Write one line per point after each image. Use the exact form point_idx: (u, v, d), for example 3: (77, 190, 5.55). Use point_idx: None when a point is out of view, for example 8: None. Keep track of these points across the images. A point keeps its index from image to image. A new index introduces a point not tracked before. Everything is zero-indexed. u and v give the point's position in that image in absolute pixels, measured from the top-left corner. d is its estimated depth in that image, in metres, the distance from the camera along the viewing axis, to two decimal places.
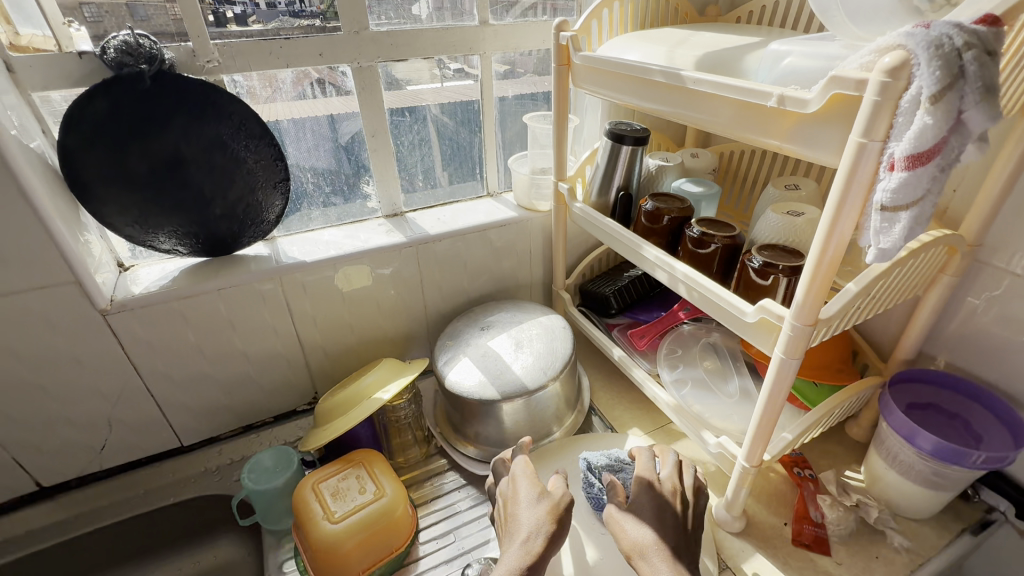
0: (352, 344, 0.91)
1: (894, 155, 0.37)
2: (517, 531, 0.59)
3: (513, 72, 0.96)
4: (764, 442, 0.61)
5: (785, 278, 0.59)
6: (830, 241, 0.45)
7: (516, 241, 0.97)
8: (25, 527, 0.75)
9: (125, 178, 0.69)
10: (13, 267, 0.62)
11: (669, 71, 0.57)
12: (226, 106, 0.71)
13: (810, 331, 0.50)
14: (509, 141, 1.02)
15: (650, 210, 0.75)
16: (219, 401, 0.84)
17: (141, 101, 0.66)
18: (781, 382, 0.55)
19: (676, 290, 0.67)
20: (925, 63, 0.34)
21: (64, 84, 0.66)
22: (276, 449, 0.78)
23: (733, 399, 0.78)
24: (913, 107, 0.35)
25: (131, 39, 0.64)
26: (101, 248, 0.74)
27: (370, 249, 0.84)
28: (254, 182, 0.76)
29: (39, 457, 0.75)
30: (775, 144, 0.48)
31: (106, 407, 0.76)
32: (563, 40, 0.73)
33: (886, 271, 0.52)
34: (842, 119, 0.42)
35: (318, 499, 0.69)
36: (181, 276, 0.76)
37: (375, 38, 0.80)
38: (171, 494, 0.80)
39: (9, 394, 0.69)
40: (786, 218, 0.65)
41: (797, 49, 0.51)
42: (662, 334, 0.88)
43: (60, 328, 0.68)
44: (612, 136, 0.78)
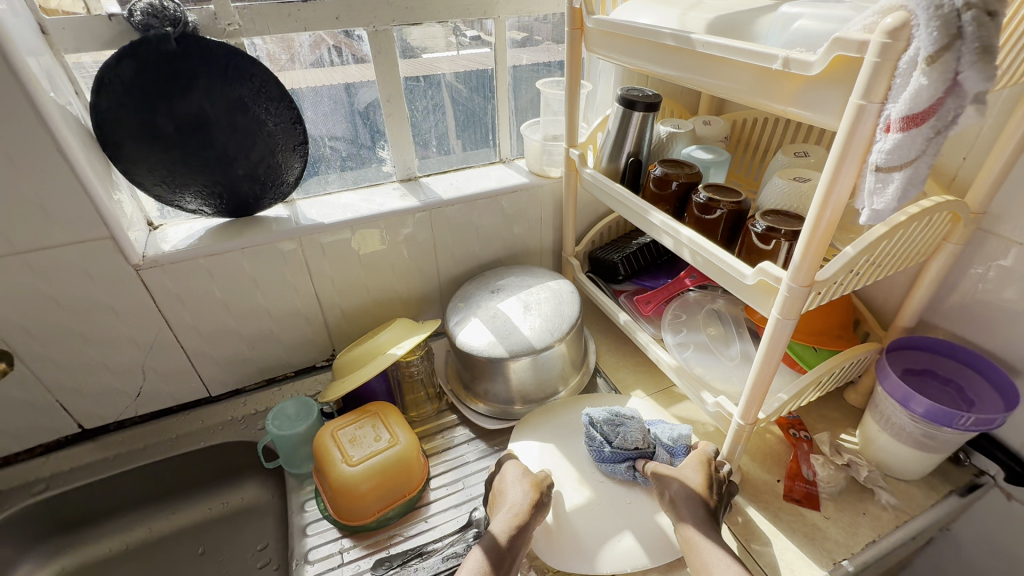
0: (367, 305, 0.95)
1: (891, 116, 0.39)
2: (504, 502, 0.67)
3: (530, 40, 0.97)
4: (759, 401, 0.64)
5: (786, 243, 0.61)
6: (828, 204, 0.46)
7: (527, 207, 0.99)
8: (71, 463, 0.82)
9: (154, 139, 0.72)
10: (54, 222, 0.67)
11: (680, 34, 0.57)
12: (247, 69, 0.73)
13: (806, 292, 0.52)
14: (523, 107, 1.03)
15: (658, 175, 0.76)
16: (244, 355, 0.89)
17: (166, 63, 0.69)
18: (777, 341, 0.57)
19: (680, 254, 0.68)
20: (924, 23, 0.35)
21: (94, 46, 0.68)
22: (298, 399, 0.83)
23: (733, 362, 0.80)
24: (910, 68, 0.37)
25: (156, 1, 0.67)
26: (132, 207, 0.78)
27: (385, 212, 0.87)
28: (274, 144, 0.79)
29: (82, 401, 0.81)
30: (780, 107, 0.50)
31: (141, 356, 0.81)
32: (576, 4, 0.73)
33: (885, 235, 0.54)
34: (844, 82, 0.43)
35: (337, 445, 0.73)
36: (207, 235, 0.80)
37: (391, 2, 0.80)
38: (201, 439, 0.86)
39: (54, 341, 0.74)
40: (792, 184, 0.66)
41: (809, 11, 0.51)
42: (668, 300, 0.90)
43: (97, 281, 0.72)
44: (623, 102, 0.79)
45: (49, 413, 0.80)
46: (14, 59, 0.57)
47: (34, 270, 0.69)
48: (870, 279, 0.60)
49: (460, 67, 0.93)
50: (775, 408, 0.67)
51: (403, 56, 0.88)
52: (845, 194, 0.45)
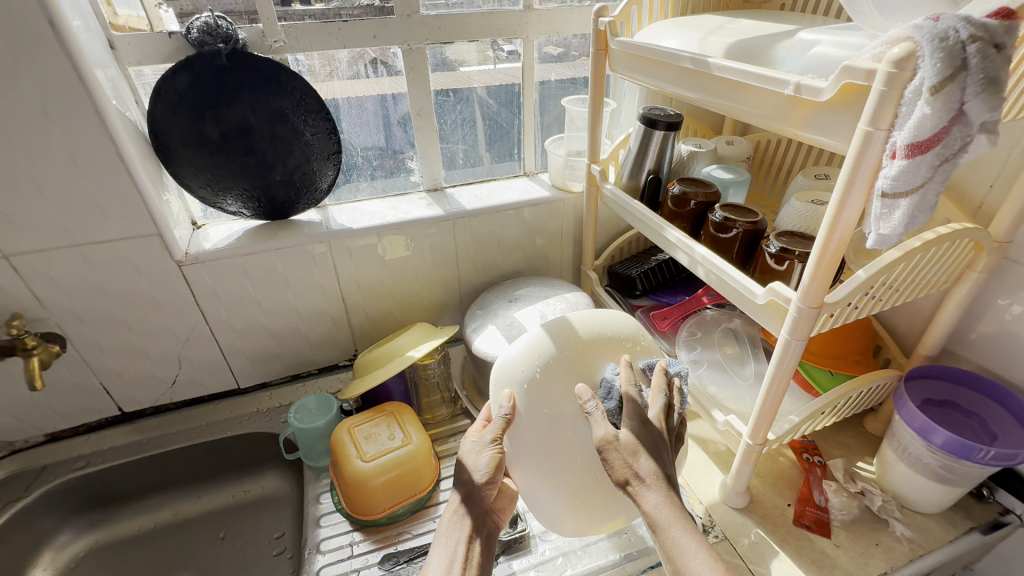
0: (390, 308, 0.98)
1: (896, 143, 0.39)
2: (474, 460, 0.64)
3: (567, 56, 0.99)
4: (769, 422, 0.63)
5: (799, 264, 0.61)
6: (836, 226, 0.46)
7: (548, 220, 1.01)
8: (108, 443, 0.88)
9: (202, 145, 0.78)
10: (109, 218, 0.73)
11: (698, 57, 0.59)
12: (289, 83, 0.78)
13: (816, 314, 0.52)
14: (548, 123, 1.06)
15: (676, 193, 0.78)
16: (271, 350, 0.94)
17: (217, 76, 0.75)
18: (786, 362, 0.57)
19: (694, 271, 0.69)
20: (929, 55, 0.36)
21: (155, 60, 0.75)
22: (320, 395, 0.87)
23: (747, 383, 0.80)
24: (915, 98, 0.37)
25: (211, 20, 0.72)
26: (179, 207, 0.84)
27: (411, 220, 0.91)
28: (310, 152, 0.84)
29: (123, 386, 0.87)
30: (793, 130, 0.50)
31: (178, 346, 0.86)
32: (601, 26, 0.76)
33: (901, 259, 0.53)
34: (854, 108, 0.43)
35: (353, 441, 0.77)
36: (244, 236, 0.85)
37: (425, 22, 0.85)
38: (228, 428, 0.90)
39: (101, 328, 0.80)
40: (810, 207, 0.67)
41: (826, 38, 0.52)
42: (684, 317, 0.90)
43: (144, 274, 0.78)
44: (645, 121, 0.80)
45: (93, 395, 0.86)
46: (85, 71, 0.63)
47: (89, 261, 0.75)
48: (887, 303, 0.59)
49: (497, 82, 0.97)
50: (786, 429, 0.67)
51: (435, 68, 0.91)
52: (853, 218, 0.46)
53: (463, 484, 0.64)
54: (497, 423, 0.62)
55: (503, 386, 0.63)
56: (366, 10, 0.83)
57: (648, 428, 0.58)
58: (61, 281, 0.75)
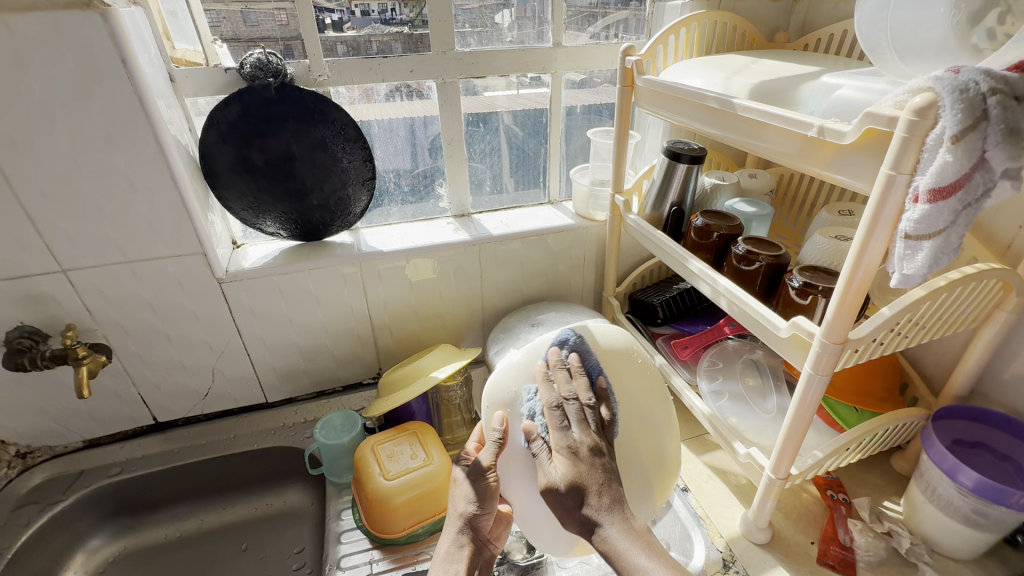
0: (414, 329, 1.01)
1: (918, 187, 0.41)
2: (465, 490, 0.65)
3: (589, 82, 1.02)
4: (792, 455, 0.63)
5: (822, 299, 0.62)
6: (859, 264, 0.47)
7: (571, 246, 1.03)
8: (142, 451, 0.91)
9: (248, 170, 0.83)
10: (159, 237, 0.77)
11: (722, 97, 0.61)
12: (330, 114, 0.83)
13: (839, 350, 0.53)
14: (573, 153, 1.09)
15: (699, 225, 0.79)
16: (300, 366, 0.97)
17: (265, 107, 0.80)
18: (810, 397, 0.57)
19: (717, 302, 0.70)
20: (949, 105, 0.38)
21: (209, 91, 0.80)
22: (345, 411, 0.90)
23: (770, 415, 0.79)
24: (937, 145, 0.39)
25: (263, 56, 0.78)
26: (221, 227, 0.88)
27: (438, 244, 0.94)
28: (346, 179, 0.88)
29: (159, 396, 0.91)
30: (816, 170, 0.52)
31: (213, 360, 0.90)
32: (628, 64, 0.79)
33: (926, 297, 0.53)
34: (877, 151, 0.45)
35: (376, 459, 0.78)
36: (281, 255, 0.89)
37: (459, 58, 0.90)
38: (255, 441, 0.93)
39: (144, 339, 0.84)
40: (834, 242, 0.67)
41: (849, 82, 0.54)
42: (706, 346, 0.90)
43: (186, 290, 0.82)
44: (669, 154, 0.83)
45: (132, 404, 0.90)
46: (148, 103, 0.68)
47: (138, 277, 0.79)
48: (912, 340, 0.59)
49: (518, 106, 0.99)
50: (809, 464, 0.66)
51: (465, 92, 0.95)
52: (876, 257, 0.46)
53: (458, 516, 0.64)
54: (492, 447, 0.64)
55: (494, 407, 0.66)
56: (396, 35, 0.86)
57: (593, 450, 0.59)
58: (110, 295, 0.79)
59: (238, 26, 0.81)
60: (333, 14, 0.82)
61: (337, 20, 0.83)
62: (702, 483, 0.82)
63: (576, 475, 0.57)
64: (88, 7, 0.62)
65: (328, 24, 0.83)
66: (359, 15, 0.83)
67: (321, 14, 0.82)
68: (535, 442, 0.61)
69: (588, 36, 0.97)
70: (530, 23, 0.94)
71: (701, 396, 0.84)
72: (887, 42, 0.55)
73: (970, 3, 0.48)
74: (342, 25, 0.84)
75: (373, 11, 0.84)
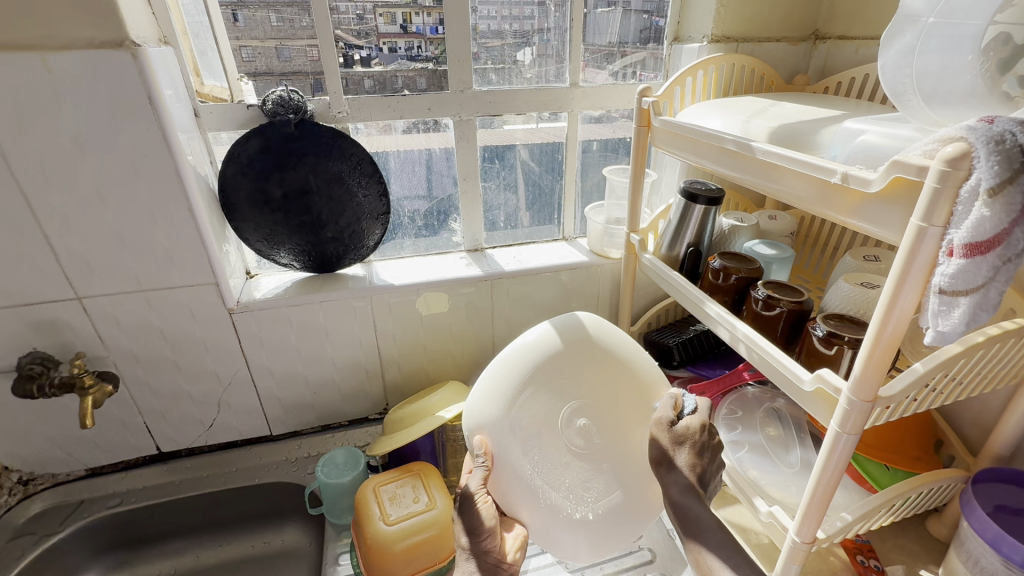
0: (423, 364, 0.99)
1: (953, 241, 0.38)
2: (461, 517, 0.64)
3: (608, 116, 1.02)
4: (818, 517, 0.59)
5: (849, 350, 0.59)
6: (889, 317, 0.45)
7: (585, 284, 1.02)
8: (143, 482, 0.90)
9: (266, 203, 0.84)
10: (174, 266, 0.78)
11: (741, 140, 0.60)
12: (348, 149, 0.84)
13: (870, 408, 0.49)
14: (589, 190, 1.09)
15: (717, 267, 0.77)
16: (306, 398, 0.95)
17: (284, 143, 0.82)
18: (838, 456, 0.53)
19: (735, 347, 0.67)
20: (985, 156, 0.36)
21: (232, 126, 0.82)
22: (348, 448, 0.87)
23: (793, 470, 0.75)
24: (972, 198, 0.37)
25: (285, 94, 0.79)
26: (236, 258, 0.89)
27: (450, 279, 0.93)
28: (361, 212, 0.89)
29: (165, 426, 0.90)
30: (840, 218, 0.50)
31: (219, 390, 0.89)
32: (644, 105, 0.78)
33: (961, 354, 0.50)
34: (905, 201, 0.43)
35: (377, 501, 0.76)
36: (293, 287, 0.90)
37: (476, 97, 0.91)
38: (256, 476, 0.91)
39: (153, 368, 0.84)
40: (859, 289, 0.65)
41: (873, 128, 0.53)
42: (724, 392, 0.87)
43: (198, 320, 0.83)
44: (685, 195, 0.81)
45: (137, 433, 0.89)
46: (171, 137, 0.70)
47: (151, 305, 0.80)
48: (948, 397, 0.55)
49: (538, 139, 1.00)
50: (838, 528, 0.61)
51: (482, 125, 0.95)
52: (908, 311, 0.44)
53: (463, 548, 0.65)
54: (480, 473, 0.62)
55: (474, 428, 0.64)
56: (422, 71, 0.88)
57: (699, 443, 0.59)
58: (123, 323, 0.80)
59: (272, 61, 0.83)
60: (362, 50, 0.85)
61: (366, 56, 0.85)
62: None
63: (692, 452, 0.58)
64: (120, 46, 0.64)
65: (357, 60, 0.85)
66: (387, 52, 0.86)
67: (351, 51, 0.84)
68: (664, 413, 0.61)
69: (607, 74, 0.98)
70: (550, 60, 0.95)
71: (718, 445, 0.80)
72: (913, 88, 0.53)
73: (999, 50, 0.47)
74: (370, 61, 0.86)
75: (400, 49, 0.86)
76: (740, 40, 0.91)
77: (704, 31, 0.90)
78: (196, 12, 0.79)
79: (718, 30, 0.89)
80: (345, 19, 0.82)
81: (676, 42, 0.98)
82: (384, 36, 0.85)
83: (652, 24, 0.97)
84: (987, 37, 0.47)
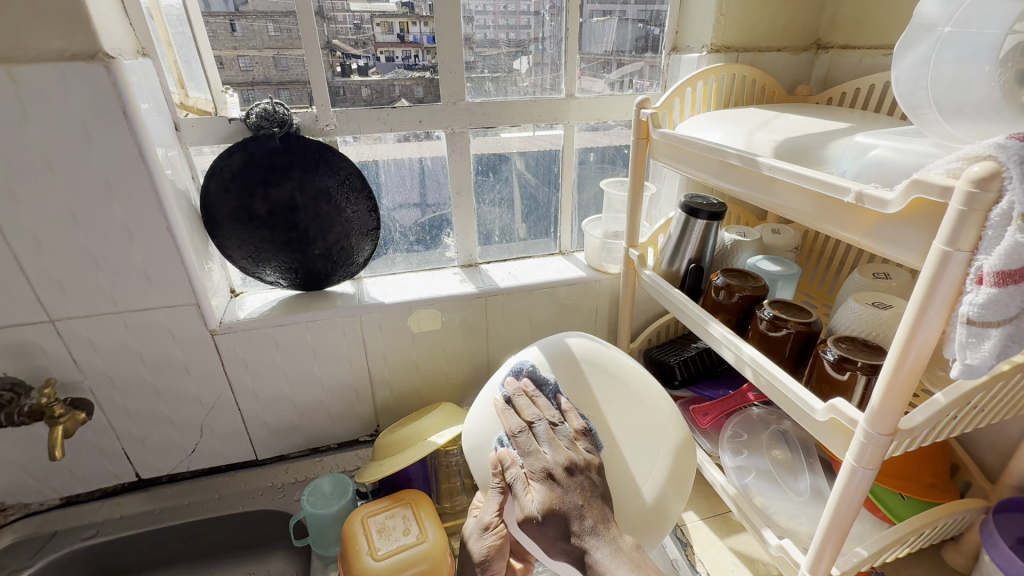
0: (416, 384, 0.96)
1: (981, 268, 0.36)
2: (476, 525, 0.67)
3: (604, 126, 0.99)
4: (833, 553, 0.55)
5: (863, 376, 0.56)
6: (910, 347, 0.41)
7: (583, 300, 0.98)
8: (120, 511, 0.85)
9: (251, 220, 0.81)
10: (152, 287, 0.74)
11: (745, 154, 0.57)
12: (336, 163, 0.81)
13: (890, 442, 0.46)
14: (586, 202, 1.06)
15: (720, 285, 0.74)
16: (293, 421, 0.92)
17: (269, 157, 0.79)
18: (853, 492, 0.50)
19: (741, 371, 0.63)
20: (1017, 177, 0.33)
21: (214, 140, 0.79)
22: (335, 476, 0.83)
23: (803, 497, 0.71)
24: (1003, 222, 0.34)
25: (270, 106, 0.77)
26: (220, 275, 0.86)
27: (442, 296, 0.89)
28: (350, 228, 0.85)
29: (144, 452, 0.86)
30: (853, 238, 0.47)
31: (201, 414, 0.85)
32: (643, 116, 0.75)
33: (984, 385, 0.47)
34: (926, 223, 0.40)
35: (365, 534, 0.72)
36: (279, 305, 0.86)
37: (470, 108, 0.88)
38: (241, 504, 0.87)
39: (130, 392, 0.80)
40: (870, 310, 0.62)
41: (886, 142, 0.50)
42: (727, 414, 0.82)
43: (178, 341, 0.79)
44: (686, 209, 0.78)
45: (114, 460, 0.85)
46: (147, 152, 0.67)
47: (128, 327, 0.76)
48: (972, 426, 0.52)
49: (534, 149, 0.97)
50: (853, 564, 0.58)
51: (476, 135, 0.92)
52: (931, 340, 0.41)
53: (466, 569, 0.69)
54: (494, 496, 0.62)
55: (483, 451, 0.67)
56: (419, 80, 0.85)
57: (568, 469, 0.57)
58: (98, 346, 0.76)
59: (271, 71, 0.80)
60: (360, 59, 0.82)
61: (363, 66, 0.83)
62: (726, 572, 0.74)
63: (554, 502, 0.55)
64: (93, 58, 0.61)
65: (354, 69, 0.83)
66: (385, 61, 0.83)
67: (348, 60, 0.82)
68: (504, 456, 0.61)
69: (604, 83, 0.96)
70: (546, 69, 0.93)
71: (723, 469, 0.77)
72: (929, 100, 0.50)
73: (1017, 61, 0.45)
74: (368, 70, 0.83)
75: (397, 58, 0.83)
76: (740, 50, 0.89)
77: (703, 41, 0.88)
78: (180, 23, 0.77)
79: (717, 39, 0.86)
80: (341, 28, 0.80)
81: (675, 52, 0.95)
82: (381, 46, 0.83)
83: (648, 32, 0.94)
84: (1006, 47, 0.45)
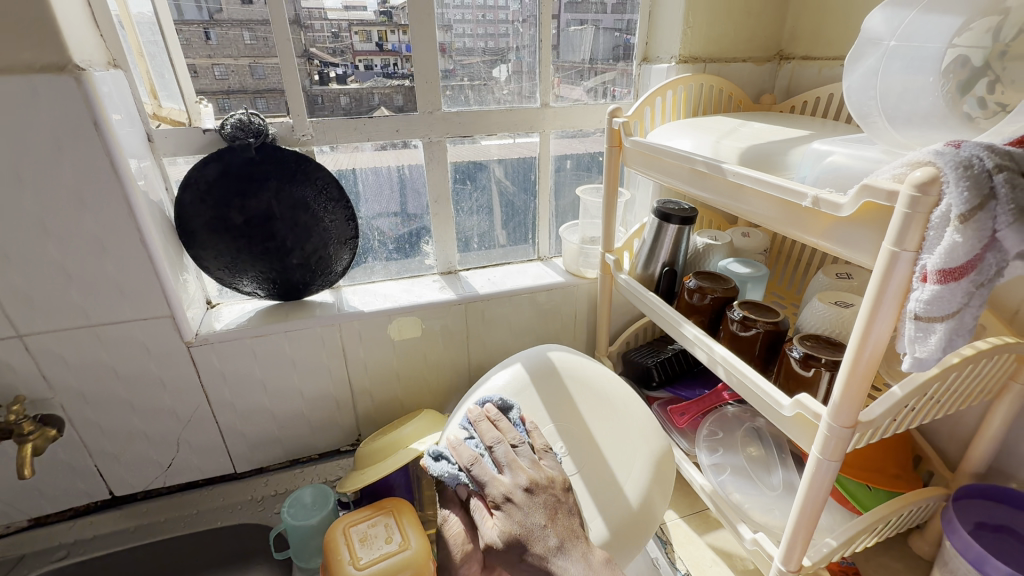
0: (397, 392, 0.96)
1: (926, 267, 0.38)
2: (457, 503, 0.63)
3: (581, 134, 1.02)
4: (804, 543, 0.57)
5: (826, 372, 0.58)
6: (865, 343, 0.44)
7: (563, 304, 1.00)
8: (92, 531, 0.83)
9: (226, 229, 0.80)
10: (125, 300, 0.73)
11: (712, 161, 0.59)
12: (314, 173, 0.81)
13: (850, 434, 0.48)
14: (563, 210, 1.08)
15: (693, 287, 0.76)
16: (273, 433, 0.91)
17: (245, 167, 0.78)
18: (820, 483, 0.52)
19: (714, 370, 0.65)
20: (954, 181, 0.36)
21: (189, 151, 0.79)
22: (316, 486, 0.83)
23: (776, 492, 0.73)
24: (943, 223, 0.36)
25: (245, 116, 0.76)
26: (196, 287, 0.85)
27: (422, 304, 0.90)
28: (328, 237, 0.85)
29: (117, 468, 0.84)
30: (812, 240, 0.49)
31: (178, 428, 0.84)
32: (615, 125, 0.77)
33: (937, 376, 0.50)
34: (876, 224, 0.42)
35: (347, 544, 0.71)
36: (256, 316, 0.86)
37: (447, 118, 0.89)
38: (218, 519, 0.86)
39: (103, 407, 0.79)
40: (833, 308, 0.65)
41: (841, 149, 0.53)
42: (704, 413, 0.84)
43: (153, 355, 0.78)
44: (658, 214, 0.80)
45: (87, 478, 0.83)
46: (120, 163, 0.66)
47: (101, 341, 0.75)
48: (931, 416, 0.55)
49: (512, 156, 0.99)
50: (823, 554, 0.60)
51: (453, 142, 0.93)
52: (884, 336, 0.43)
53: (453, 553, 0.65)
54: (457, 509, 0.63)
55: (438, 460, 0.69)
56: (398, 88, 0.86)
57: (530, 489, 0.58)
58: (71, 362, 0.74)
59: (246, 80, 0.80)
60: (338, 68, 0.83)
61: (342, 74, 0.83)
62: (705, 568, 0.76)
63: (511, 529, 0.56)
64: (63, 70, 0.60)
65: (333, 77, 0.83)
66: (363, 69, 0.84)
67: (326, 68, 0.82)
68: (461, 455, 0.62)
69: (581, 90, 0.98)
70: (523, 78, 0.95)
71: (700, 469, 0.79)
72: (878, 109, 0.53)
73: (958, 72, 0.49)
74: (346, 78, 0.84)
75: (376, 66, 0.84)
76: (708, 60, 0.92)
77: (673, 52, 0.91)
78: (151, 32, 0.76)
79: (685, 51, 0.90)
80: (318, 37, 0.80)
81: (647, 62, 0.98)
82: (358, 54, 0.83)
83: (623, 42, 0.97)
84: (947, 59, 0.49)
